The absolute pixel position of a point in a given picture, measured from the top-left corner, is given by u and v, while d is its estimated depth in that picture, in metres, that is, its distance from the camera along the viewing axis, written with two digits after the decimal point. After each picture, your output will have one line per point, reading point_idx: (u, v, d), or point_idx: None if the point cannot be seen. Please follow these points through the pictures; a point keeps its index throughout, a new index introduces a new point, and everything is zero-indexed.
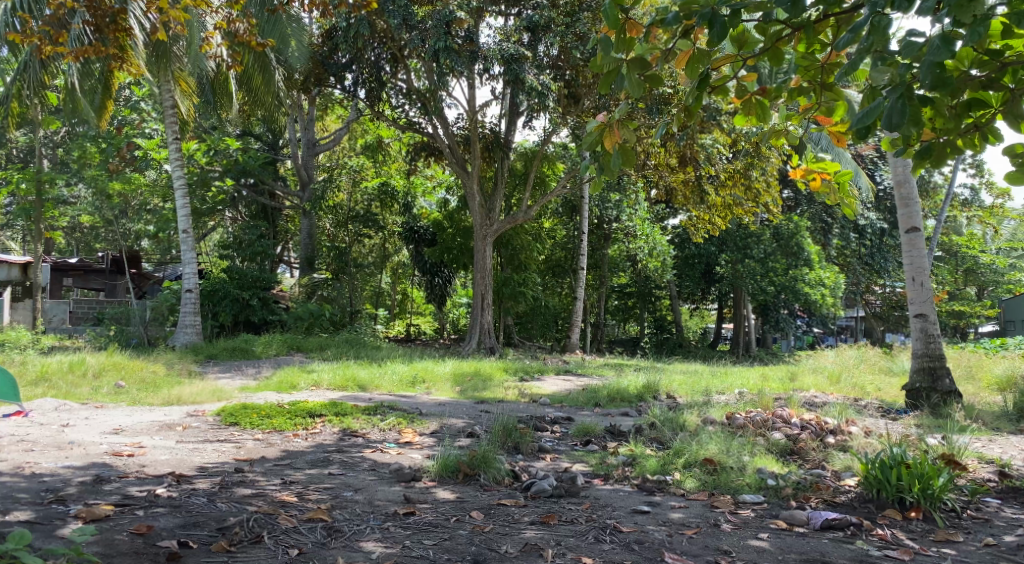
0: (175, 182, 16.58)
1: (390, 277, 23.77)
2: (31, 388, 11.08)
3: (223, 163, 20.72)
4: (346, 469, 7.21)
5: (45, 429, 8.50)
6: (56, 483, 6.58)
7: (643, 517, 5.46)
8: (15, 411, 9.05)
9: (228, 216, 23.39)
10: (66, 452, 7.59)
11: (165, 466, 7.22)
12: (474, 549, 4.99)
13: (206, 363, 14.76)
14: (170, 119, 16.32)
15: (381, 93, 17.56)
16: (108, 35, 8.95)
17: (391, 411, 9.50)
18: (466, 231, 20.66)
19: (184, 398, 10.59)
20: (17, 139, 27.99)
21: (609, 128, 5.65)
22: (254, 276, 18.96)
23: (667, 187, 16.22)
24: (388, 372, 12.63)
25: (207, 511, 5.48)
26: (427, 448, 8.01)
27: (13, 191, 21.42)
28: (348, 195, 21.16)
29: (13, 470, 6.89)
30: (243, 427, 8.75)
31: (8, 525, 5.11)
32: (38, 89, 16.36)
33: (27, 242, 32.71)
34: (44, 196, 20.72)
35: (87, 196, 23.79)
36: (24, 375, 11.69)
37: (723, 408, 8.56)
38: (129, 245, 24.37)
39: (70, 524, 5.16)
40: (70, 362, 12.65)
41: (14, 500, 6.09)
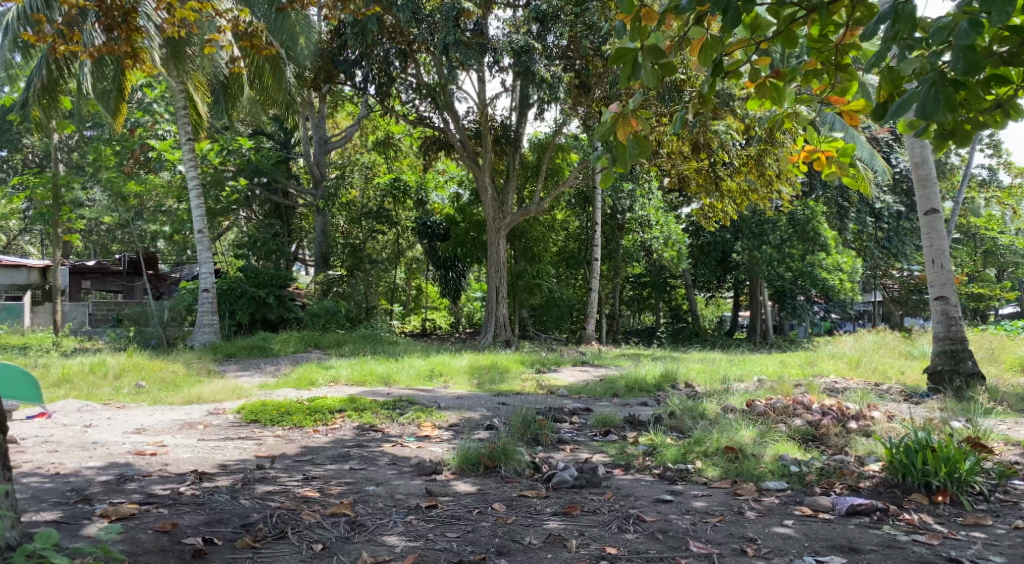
0: (189, 183, 16.62)
1: (405, 272, 23.81)
2: (54, 389, 11.18)
3: (236, 162, 20.81)
4: (366, 464, 7.22)
5: (69, 430, 8.56)
6: (80, 483, 6.62)
7: (666, 506, 5.44)
8: (39, 412, 9.13)
9: (242, 215, 23.48)
10: (90, 452, 7.64)
11: (188, 464, 7.26)
12: (497, 541, 4.99)
13: (224, 361, 14.83)
14: (182, 119, 16.40)
15: (392, 88, 17.54)
16: (119, 35, 8.99)
17: (410, 406, 9.52)
18: (479, 225, 20.66)
19: (204, 397, 10.65)
20: (32, 144, 28.19)
21: (624, 118, 5.58)
22: (270, 274, 19.05)
23: (679, 175, 16.22)
24: (405, 367, 12.67)
25: (230, 508, 5.49)
26: (446, 441, 8.02)
27: (31, 196, 21.61)
28: (360, 192, 21.31)
29: (38, 471, 6.95)
30: (264, 424, 8.79)
31: (34, 525, 5.15)
32: (48, 93, 16.44)
33: (46, 245, 32.98)
34: (61, 200, 20.87)
35: (103, 199, 23.93)
36: (46, 378, 11.78)
37: (743, 395, 8.53)
38: (145, 246, 24.52)
39: (95, 523, 5.19)
40: (91, 363, 12.73)
41: (40, 500, 6.14)
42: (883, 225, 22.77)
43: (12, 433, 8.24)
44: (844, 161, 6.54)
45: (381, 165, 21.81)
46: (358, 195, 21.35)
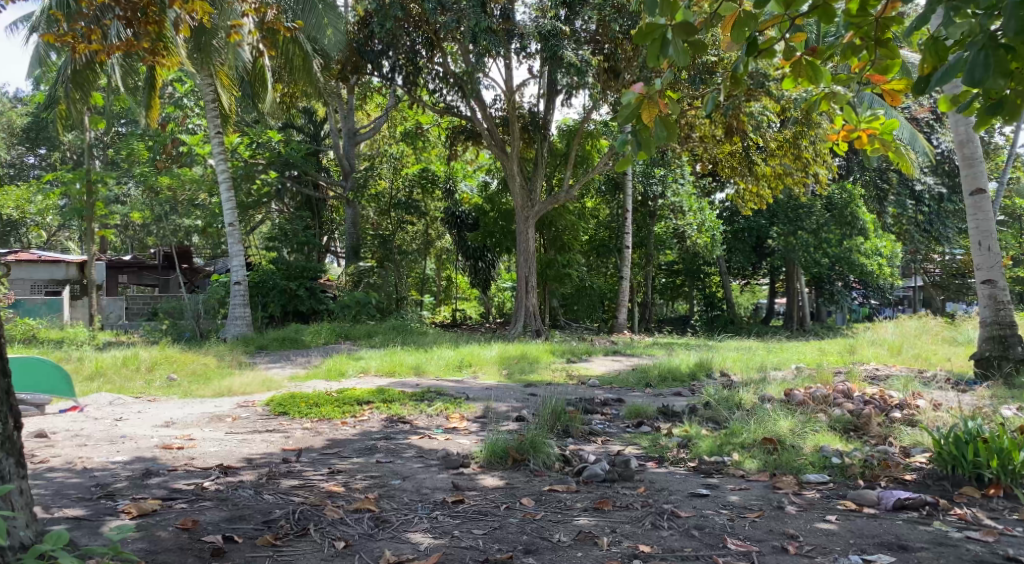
0: (219, 177, 16.54)
1: (435, 263, 23.67)
2: (87, 383, 11.17)
3: (265, 155, 20.77)
4: (393, 457, 7.07)
5: (99, 423, 8.50)
6: (106, 478, 6.53)
7: (702, 501, 5.23)
8: (71, 406, 9.10)
9: (274, 208, 23.48)
10: (117, 446, 7.56)
11: (214, 458, 7.15)
12: (525, 538, 4.80)
13: (256, 353, 14.78)
14: (211, 113, 16.33)
15: (419, 77, 17.34)
16: (141, 27, 8.85)
17: (439, 397, 9.36)
18: (508, 214, 20.44)
19: (234, 389, 10.58)
20: (67, 140, 28.40)
21: (650, 100, 5.33)
22: (301, 266, 19.03)
23: (712, 158, 15.94)
24: (436, 358, 12.53)
25: (253, 504, 5.36)
26: (474, 433, 7.85)
27: (66, 192, 21.75)
28: (389, 183, 21.06)
29: (65, 466, 6.87)
30: (292, 416, 8.68)
31: (54, 522, 5.04)
32: (79, 89, 16.41)
33: (83, 241, 33.29)
34: (95, 195, 20.99)
35: (136, 194, 24.02)
36: (80, 371, 11.78)
37: (781, 384, 8.27)
38: (179, 240, 24.61)
39: (116, 519, 5.08)
40: (123, 357, 12.71)
41: (65, 496, 6.06)
42: (923, 208, 22.23)
43: (44, 427, 8.20)
44: (884, 141, 6.23)
45: (410, 156, 21.78)
46: (387, 186, 21.00)
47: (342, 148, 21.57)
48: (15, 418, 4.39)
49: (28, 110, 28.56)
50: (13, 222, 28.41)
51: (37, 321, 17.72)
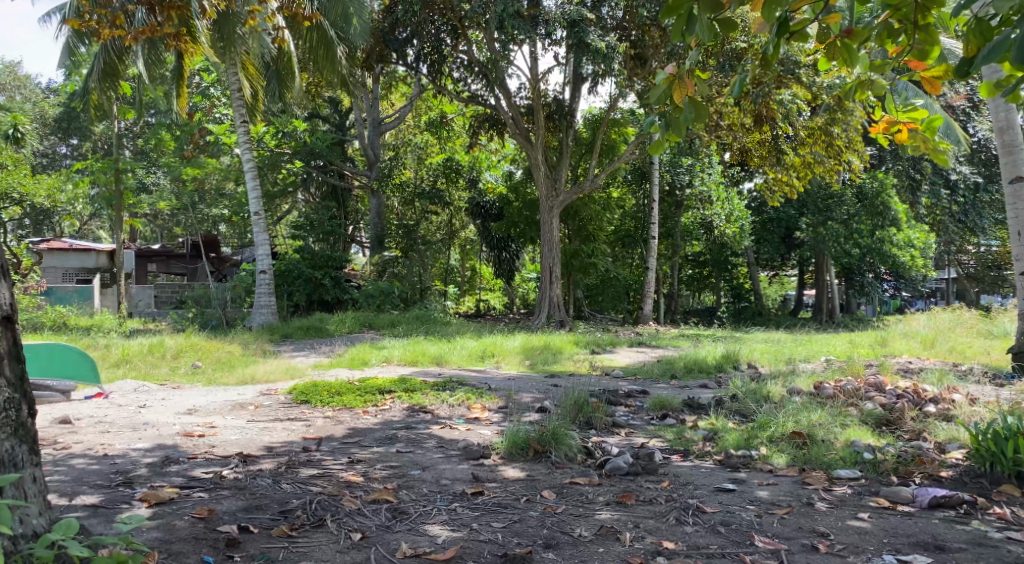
0: (244, 165, 16.50)
1: (459, 253, 23.58)
2: (114, 369, 11.19)
3: (291, 145, 20.75)
4: (413, 446, 6.98)
5: (123, 409, 8.47)
6: (126, 465, 6.49)
7: (728, 496, 5.08)
8: (97, 392, 9.09)
9: (299, 197, 23.48)
10: (139, 433, 7.53)
11: (234, 447, 7.09)
12: (545, 533, 4.68)
13: (281, 342, 14.76)
14: (237, 103, 16.29)
15: (444, 66, 17.23)
16: (163, 13, 8.74)
17: (461, 386, 9.27)
18: (532, 204, 20.25)
19: (258, 377, 10.54)
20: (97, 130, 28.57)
21: (681, 80, 5.20)
22: (326, 255, 19.01)
23: (740, 147, 15.70)
24: (459, 347, 12.44)
25: (270, 494, 5.28)
26: (496, 424, 7.74)
27: (95, 180, 21.88)
28: (414, 172, 21.26)
29: (86, 453, 6.84)
30: (314, 405, 8.61)
31: (70, 510, 4.98)
32: (108, 79, 16.41)
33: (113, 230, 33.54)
34: (123, 184, 21.09)
35: (164, 183, 24.11)
36: (106, 358, 11.79)
37: (811, 376, 8.10)
38: (206, 229, 24.70)
39: (131, 507, 5.02)
40: (149, 344, 12.72)
41: (84, 483, 6.01)
42: (957, 198, 21.83)
43: (68, 413, 8.19)
44: (928, 134, 5.98)
45: (434, 145, 21.63)
46: (411, 175, 21.16)
47: (368, 137, 21.48)
48: (29, 404, 4.36)
49: (59, 100, 28.79)
50: (44, 211, 28.65)
51: (66, 309, 17.83)
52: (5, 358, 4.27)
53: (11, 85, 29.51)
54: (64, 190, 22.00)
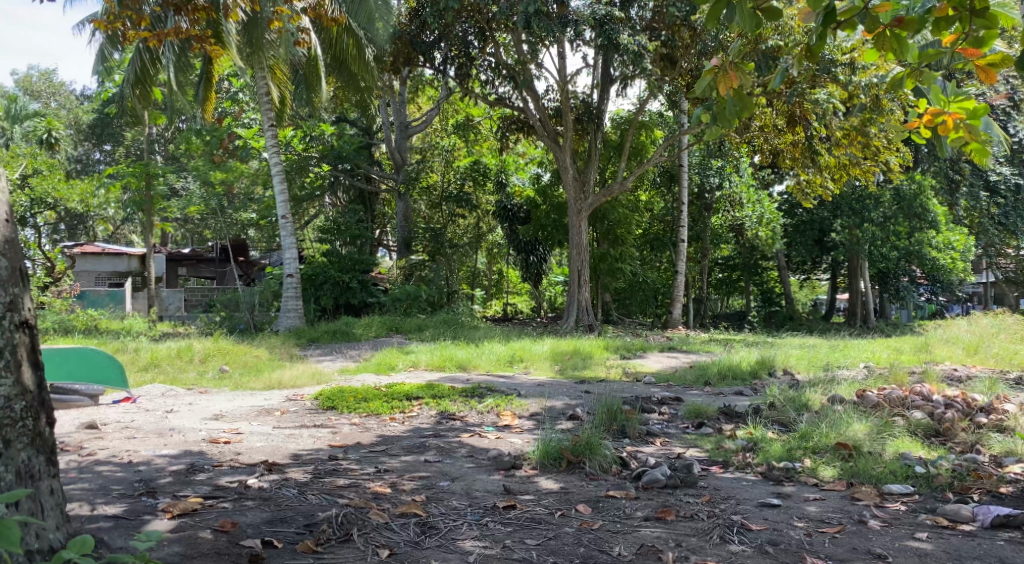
0: (273, 170, 16.32)
1: (485, 256, 23.42)
2: (142, 373, 11.10)
3: (319, 149, 20.82)
4: (443, 455, 6.78)
5: (151, 414, 8.35)
6: (151, 473, 6.33)
7: (774, 512, 4.85)
8: (125, 398, 8.97)
9: (329, 201, 23.46)
10: (165, 439, 7.39)
11: (260, 454, 6.93)
12: (582, 551, 4.47)
13: (308, 346, 14.64)
14: (265, 108, 16.13)
15: (472, 69, 16.96)
16: (188, 17, 8.47)
17: (489, 393, 9.05)
18: (561, 207, 20.07)
19: (284, 382, 10.38)
20: (129, 137, 28.78)
21: (724, 71, 4.96)
22: (355, 259, 18.92)
23: (772, 150, 15.39)
24: (485, 352, 12.22)
25: (297, 505, 5.11)
26: (526, 432, 7.53)
27: (127, 185, 21.96)
28: (441, 176, 21.35)
29: (113, 459, 6.70)
30: (340, 411, 8.44)
31: (92, 520, 4.83)
32: (140, 87, 16.33)
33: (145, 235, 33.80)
34: (153, 188, 21.11)
35: (195, 189, 24.14)
36: (135, 361, 11.71)
37: (852, 383, 7.82)
38: (234, 233, 24.71)
39: (156, 519, 4.86)
40: (178, 348, 12.63)
41: (104, 492, 5.84)
42: (997, 200, 21.34)
43: (94, 418, 8.07)
44: (973, 126, 5.45)
45: (461, 149, 21.48)
46: (440, 180, 21.28)
47: (394, 141, 21.33)
48: (48, 414, 4.23)
49: (92, 107, 28.99)
50: (78, 217, 28.86)
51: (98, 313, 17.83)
52: (25, 367, 4.15)
53: (47, 93, 30.04)
54: (98, 195, 22.09)
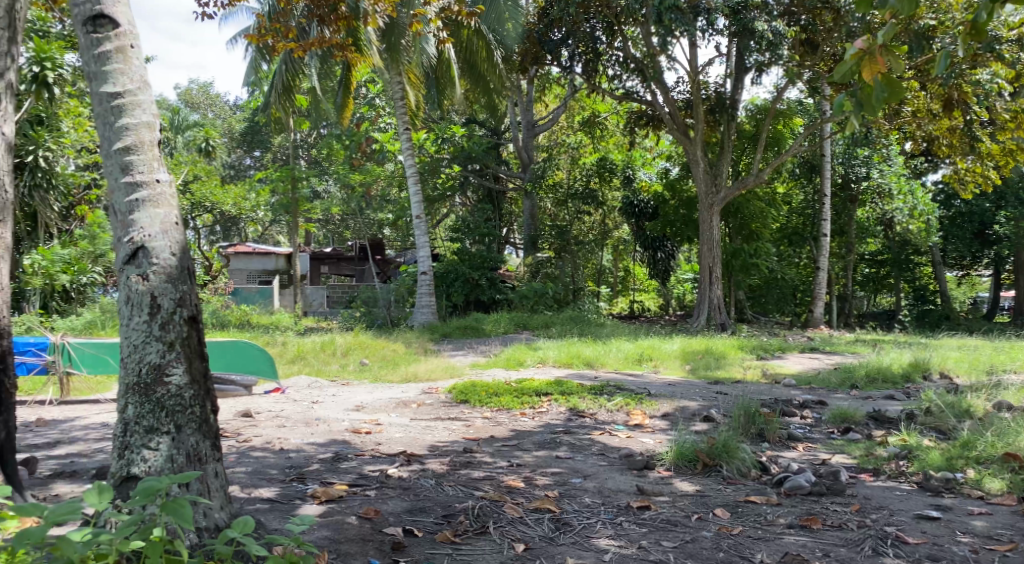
0: (407, 170, 16.54)
1: (612, 253, 23.12)
2: (289, 365, 11.47)
3: (449, 150, 20.98)
4: (577, 453, 6.64)
5: (298, 404, 8.56)
6: (301, 459, 6.44)
7: (933, 525, 4.49)
8: (276, 387, 9.26)
9: (459, 201, 23.64)
10: (312, 428, 7.54)
11: (399, 445, 6.97)
12: (721, 556, 4.25)
13: (440, 341, 14.79)
14: (400, 112, 16.39)
15: (599, 64, 16.76)
16: (330, 25, 8.55)
17: (619, 391, 8.85)
18: (690, 202, 19.51)
19: (419, 376, 10.48)
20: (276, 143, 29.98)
21: (870, 55, 4.60)
22: (482, 256, 18.99)
23: (926, 137, 14.68)
24: (614, 350, 12.01)
25: (434, 495, 5.07)
26: (660, 432, 7.30)
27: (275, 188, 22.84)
28: (568, 174, 21.22)
29: (266, 445, 6.87)
30: (473, 405, 8.42)
31: (251, 502, 4.92)
32: (285, 93, 16.86)
33: (289, 236, 35.17)
34: (299, 192, 21.78)
35: (337, 191, 24.86)
36: (284, 354, 12.12)
37: (1018, 389, 7.22)
38: (370, 232, 25.34)
39: (307, 503, 4.90)
40: (321, 342, 13.00)
41: (263, 474, 5.95)
42: None
43: (249, 406, 8.33)
44: None
45: (588, 145, 21.30)
46: (563, 177, 20.78)
47: (521, 140, 21.25)
48: (214, 401, 4.11)
49: (243, 115, 30.37)
50: (230, 221, 30.30)
51: (249, 308, 18.63)
52: (192, 354, 4.06)
53: (205, 104, 31.78)
54: (249, 199, 23.09)
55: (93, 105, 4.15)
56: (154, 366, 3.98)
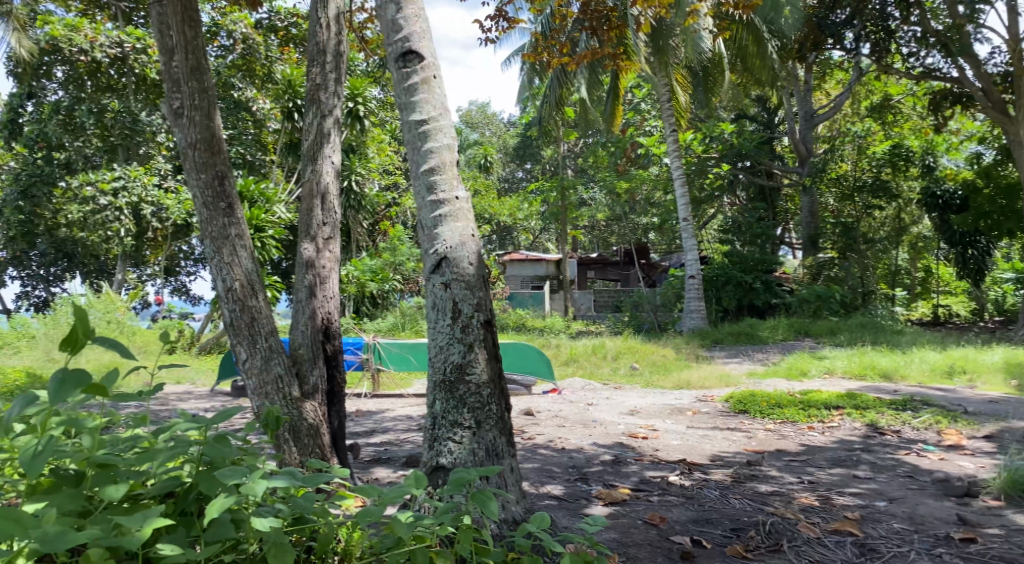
0: (674, 175, 16.32)
1: (908, 252, 21.39)
2: (564, 368, 11.75)
3: (720, 149, 20.29)
4: (878, 473, 6.16)
5: (574, 406, 8.69)
6: (583, 460, 6.47)
7: None
8: (552, 390, 9.50)
9: (727, 203, 22.98)
10: (590, 430, 7.60)
11: (679, 452, 6.82)
12: None
13: (713, 348, 14.48)
14: (668, 114, 16.29)
15: (891, 43, 15.57)
16: (606, 36, 8.33)
17: (923, 407, 8.13)
18: (1009, 188, 17.32)
19: (693, 382, 10.28)
20: (547, 154, 30.86)
21: None
22: (756, 259, 18.32)
23: None
24: (914, 361, 11.07)
25: (722, 507, 4.91)
26: (979, 456, 6.59)
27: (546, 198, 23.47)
28: (854, 164, 19.72)
29: (547, 444, 7.00)
30: (755, 416, 8.11)
31: (539, 499, 5.02)
32: (557, 106, 17.22)
33: (558, 243, 36.07)
34: (569, 200, 22.22)
35: (606, 199, 25.10)
36: (557, 357, 12.49)
37: None
38: (639, 237, 25.37)
39: (592, 504, 4.93)
40: (593, 345, 13.17)
41: (546, 470, 6.04)
42: None
43: (528, 407, 8.58)
44: None
45: (879, 132, 19.95)
46: (851, 169, 19.71)
47: (798, 133, 20.06)
48: (508, 401, 4.21)
49: (516, 130, 31.55)
50: (504, 232, 31.60)
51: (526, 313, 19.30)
52: (487, 357, 4.17)
53: (482, 122, 33.45)
54: (523, 209, 23.92)
55: (402, 131, 4.45)
56: (457, 366, 4.14)
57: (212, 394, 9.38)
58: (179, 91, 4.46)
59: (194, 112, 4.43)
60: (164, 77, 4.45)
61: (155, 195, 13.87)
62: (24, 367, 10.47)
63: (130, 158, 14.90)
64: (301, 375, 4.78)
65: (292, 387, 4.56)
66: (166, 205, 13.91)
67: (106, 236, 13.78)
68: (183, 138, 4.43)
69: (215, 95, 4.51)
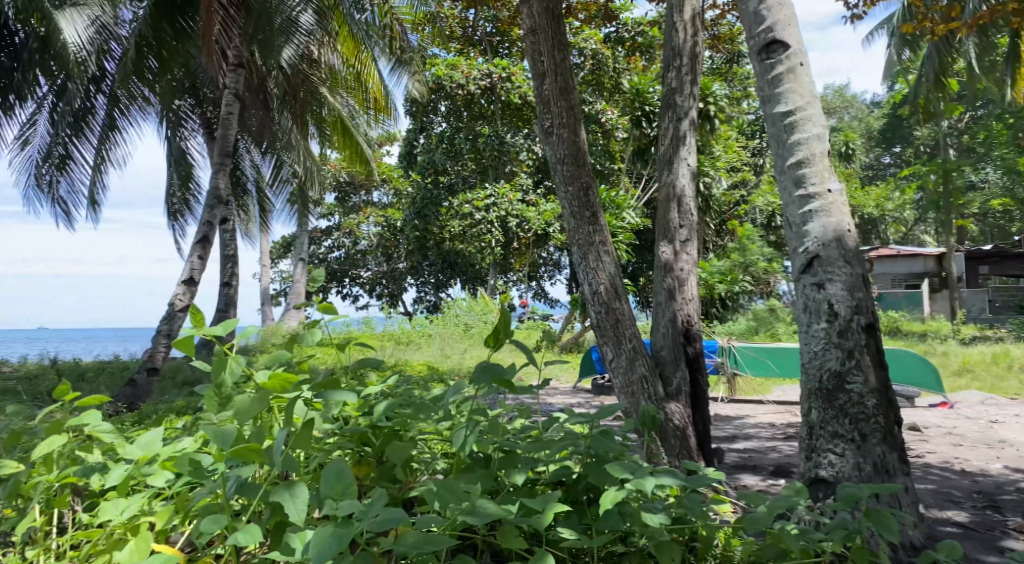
0: None
1: None
2: (956, 379, 10.71)
3: None
4: None
5: (974, 423, 7.89)
6: (992, 486, 5.64)
7: None
8: (943, 402, 8.96)
9: None
10: (996, 451, 6.70)
11: None
12: None
13: None
14: None
15: None
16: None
17: None
18: None
19: None
20: (921, 137, 28.18)
21: None
22: None
23: None
24: None
25: None
26: None
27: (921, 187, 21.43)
28: None
29: (944, 465, 6.27)
30: None
31: (943, 527, 4.60)
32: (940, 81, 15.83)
33: (937, 235, 32.87)
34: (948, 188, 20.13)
35: (998, 181, 22.28)
36: (948, 365, 11.50)
37: None
38: None
39: (1012, 539, 4.39)
40: (993, 353, 12.00)
41: (946, 493, 5.35)
42: None
43: (917, 421, 8.07)
44: None
45: None
46: None
47: None
48: (898, 414, 3.73)
49: (884, 113, 29.27)
50: (873, 227, 29.42)
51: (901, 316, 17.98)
52: (869, 365, 3.75)
53: (842, 108, 31.55)
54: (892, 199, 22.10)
55: (766, 124, 4.22)
56: (835, 374, 3.77)
57: (583, 397, 9.69)
58: (550, 112, 5.13)
59: (562, 129, 5.07)
60: (538, 100, 5.17)
61: (519, 209, 15.39)
62: (417, 362, 11.39)
63: (498, 177, 16.41)
64: (665, 376, 5.04)
65: (657, 387, 4.90)
66: (528, 218, 15.38)
67: (480, 247, 15.66)
68: (554, 153, 5.11)
69: (581, 113, 5.12)
